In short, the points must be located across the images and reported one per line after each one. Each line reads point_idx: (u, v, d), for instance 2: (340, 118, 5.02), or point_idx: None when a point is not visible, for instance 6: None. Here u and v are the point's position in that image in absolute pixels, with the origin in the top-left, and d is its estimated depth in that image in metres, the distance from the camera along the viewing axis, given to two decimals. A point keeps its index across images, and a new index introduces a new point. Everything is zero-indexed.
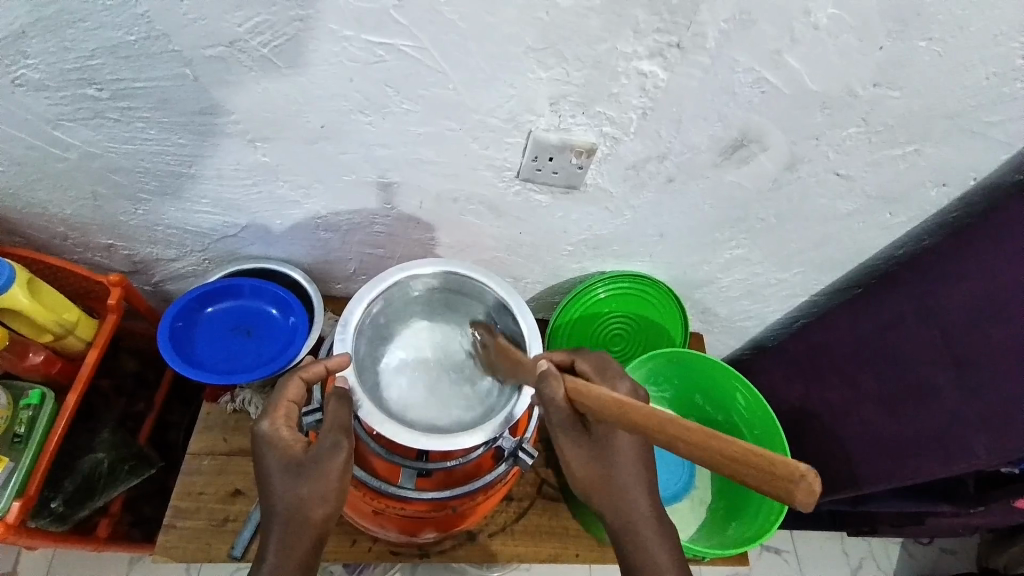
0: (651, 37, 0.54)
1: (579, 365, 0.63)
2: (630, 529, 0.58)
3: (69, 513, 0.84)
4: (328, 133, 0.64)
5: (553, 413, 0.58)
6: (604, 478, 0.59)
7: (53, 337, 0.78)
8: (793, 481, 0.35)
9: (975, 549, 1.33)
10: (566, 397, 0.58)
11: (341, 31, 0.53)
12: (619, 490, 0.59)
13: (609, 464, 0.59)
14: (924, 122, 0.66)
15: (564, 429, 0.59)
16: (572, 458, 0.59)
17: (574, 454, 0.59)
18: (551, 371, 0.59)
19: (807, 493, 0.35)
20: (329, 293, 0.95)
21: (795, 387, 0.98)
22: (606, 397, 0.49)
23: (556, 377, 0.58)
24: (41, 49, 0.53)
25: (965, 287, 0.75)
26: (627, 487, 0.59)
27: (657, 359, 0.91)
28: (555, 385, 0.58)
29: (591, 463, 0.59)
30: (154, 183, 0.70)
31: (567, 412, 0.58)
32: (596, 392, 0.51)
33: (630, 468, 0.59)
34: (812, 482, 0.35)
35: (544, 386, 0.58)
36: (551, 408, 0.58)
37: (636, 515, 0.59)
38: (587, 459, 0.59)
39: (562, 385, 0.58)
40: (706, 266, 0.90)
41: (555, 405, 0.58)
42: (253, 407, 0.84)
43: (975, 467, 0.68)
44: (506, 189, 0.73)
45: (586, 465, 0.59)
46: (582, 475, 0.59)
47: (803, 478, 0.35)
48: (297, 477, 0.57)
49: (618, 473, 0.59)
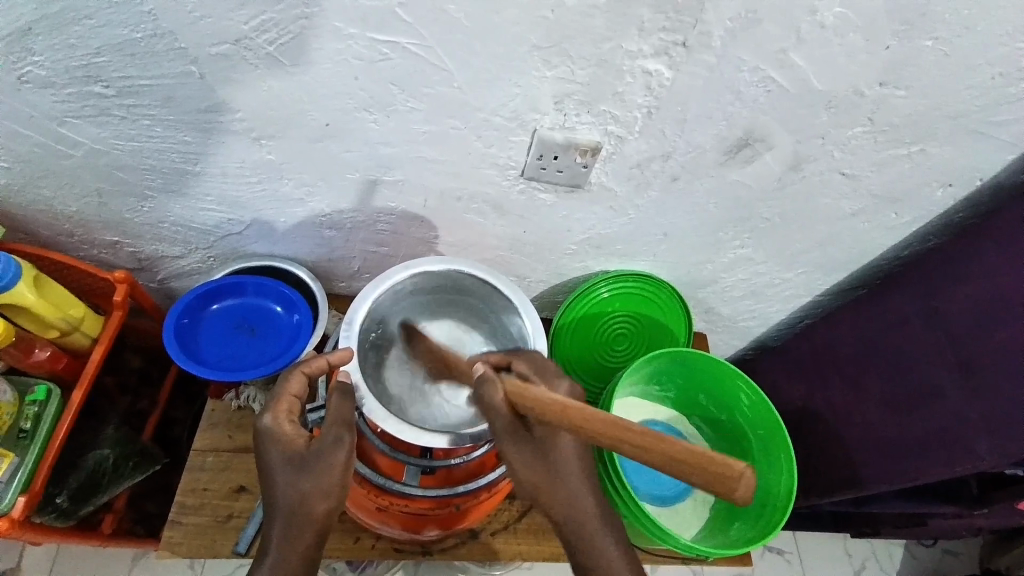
0: (655, 36, 0.54)
1: (516, 367, 0.65)
2: (579, 528, 0.60)
3: (73, 509, 0.85)
4: (333, 131, 0.64)
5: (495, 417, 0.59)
6: (549, 479, 0.60)
7: (58, 333, 0.78)
8: (733, 479, 0.42)
9: (978, 551, 1.33)
10: (505, 400, 0.59)
11: (347, 29, 0.53)
12: (565, 489, 0.60)
13: (552, 463, 0.60)
14: (929, 122, 0.66)
15: (506, 433, 0.59)
16: (516, 462, 0.60)
17: (518, 458, 0.59)
18: (488, 374, 0.60)
19: (747, 487, 0.42)
20: (332, 291, 0.96)
21: (798, 387, 0.98)
22: (549, 400, 0.51)
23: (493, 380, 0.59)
24: (48, 46, 0.54)
25: (972, 288, 0.74)
26: (573, 485, 0.60)
27: (661, 359, 0.90)
28: (493, 389, 0.59)
29: (534, 465, 0.60)
30: (159, 180, 0.70)
31: (508, 415, 0.59)
32: (535, 395, 0.53)
33: (574, 465, 0.61)
34: (749, 478, 0.42)
35: (483, 390, 0.60)
36: (492, 414, 0.59)
37: (583, 512, 0.60)
38: (530, 462, 0.60)
39: (501, 387, 0.59)
40: (710, 265, 0.90)
41: (495, 409, 0.59)
42: (257, 404, 0.85)
43: (978, 469, 0.68)
44: (510, 188, 0.73)
45: (529, 470, 0.60)
46: (527, 479, 0.60)
47: (741, 476, 0.42)
48: (301, 471, 0.57)
49: (562, 471, 0.60)
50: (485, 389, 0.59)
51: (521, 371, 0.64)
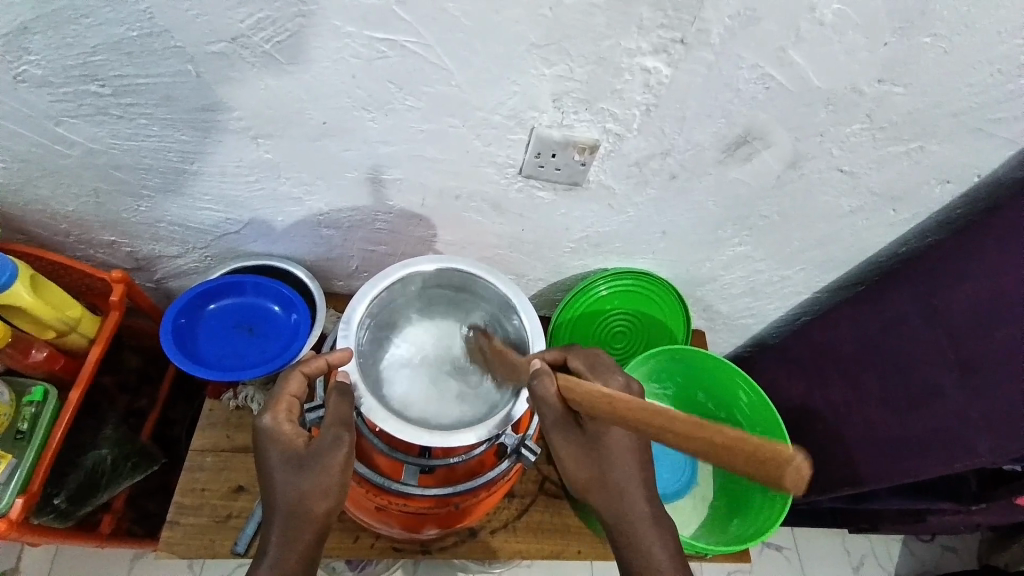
0: (655, 33, 0.54)
1: (571, 363, 0.64)
2: (625, 525, 0.60)
3: (72, 509, 0.84)
4: (331, 129, 0.64)
5: (547, 411, 0.58)
6: (598, 473, 0.60)
7: (56, 333, 0.78)
8: (781, 465, 0.33)
9: (976, 548, 1.33)
10: (558, 396, 0.57)
11: (345, 27, 0.52)
12: (613, 484, 0.60)
13: (603, 459, 0.60)
14: (930, 119, 0.66)
15: (557, 427, 0.59)
16: (566, 455, 0.60)
17: (569, 450, 0.60)
18: (542, 368, 0.58)
19: (798, 477, 0.33)
20: (331, 290, 0.96)
21: (798, 385, 0.98)
22: (597, 394, 0.49)
23: (547, 375, 0.57)
24: (44, 45, 0.53)
25: (971, 286, 0.74)
26: (623, 480, 0.60)
27: (659, 355, 0.91)
28: (547, 383, 0.57)
29: (584, 459, 0.60)
30: (156, 179, 0.70)
31: (560, 410, 0.58)
32: (586, 390, 0.51)
33: (627, 462, 0.60)
34: (799, 462, 0.33)
35: (535, 383, 0.58)
36: (544, 407, 0.58)
37: (631, 509, 0.60)
38: (580, 455, 0.60)
39: (554, 382, 0.57)
40: (709, 263, 0.90)
41: (547, 404, 0.58)
42: (256, 404, 0.85)
43: (976, 466, 0.68)
44: (508, 186, 0.73)
45: (580, 463, 0.60)
46: (575, 470, 0.61)
47: (789, 461, 0.33)
48: (299, 471, 0.57)
49: (613, 467, 0.60)
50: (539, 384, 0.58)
51: (576, 368, 0.63)
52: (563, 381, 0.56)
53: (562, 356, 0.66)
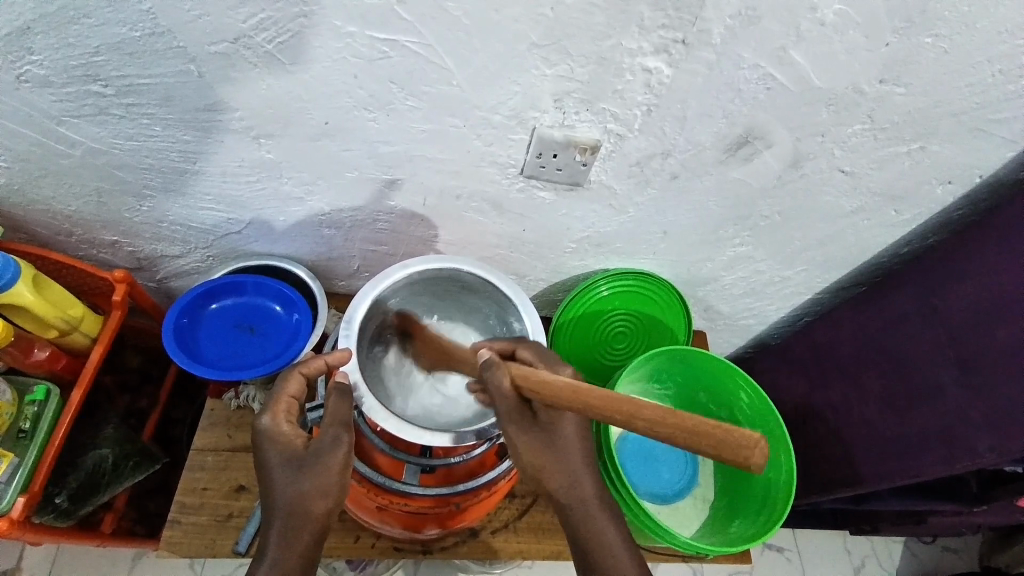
0: (656, 33, 0.54)
1: (520, 353, 0.66)
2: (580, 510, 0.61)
3: (74, 509, 0.84)
4: (332, 130, 0.64)
5: (501, 401, 0.60)
6: (552, 461, 0.61)
7: (57, 333, 0.78)
8: (751, 447, 0.43)
9: (977, 549, 1.33)
10: (512, 386, 0.59)
11: (346, 27, 0.53)
12: (566, 471, 0.61)
13: (557, 447, 0.61)
14: (931, 119, 0.66)
15: (510, 419, 0.60)
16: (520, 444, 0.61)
17: (523, 439, 0.60)
18: (494, 359, 0.61)
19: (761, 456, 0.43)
20: (332, 290, 0.96)
21: (799, 385, 0.98)
22: (558, 382, 0.53)
23: (500, 365, 0.60)
24: (46, 45, 0.54)
25: (971, 287, 0.74)
26: (574, 465, 0.62)
27: (661, 356, 0.91)
28: (499, 373, 0.59)
29: (538, 450, 0.61)
30: (158, 179, 0.70)
31: (513, 400, 0.60)
32: (546, 379, 0.54)
33: (577, 449, 0.62)
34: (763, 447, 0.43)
35: (489, 374, 0.60)
36: (498, 398, 0.60)
37: (583, 496, 0.61)
38: (532, 444, 0.61)
39: (507, 372, 0.59)
40: (710, 264, 0.90)
41: (501, 393, 0.60)
42: (257, 403, 0.85)
43: (978, 466, 0.68)
44: (509, 186, 0.73)
45: (534, 454, 0.61)
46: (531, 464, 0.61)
47: (757, 446, 0.43)
48: (299, 471, 0.57)
49: (565, 455, 0.62)
50: (494, 376, 0.59)
51: (525, 357, 0.65)
52: (518, 371, 0.58)
53: (510, 347, 0.68)
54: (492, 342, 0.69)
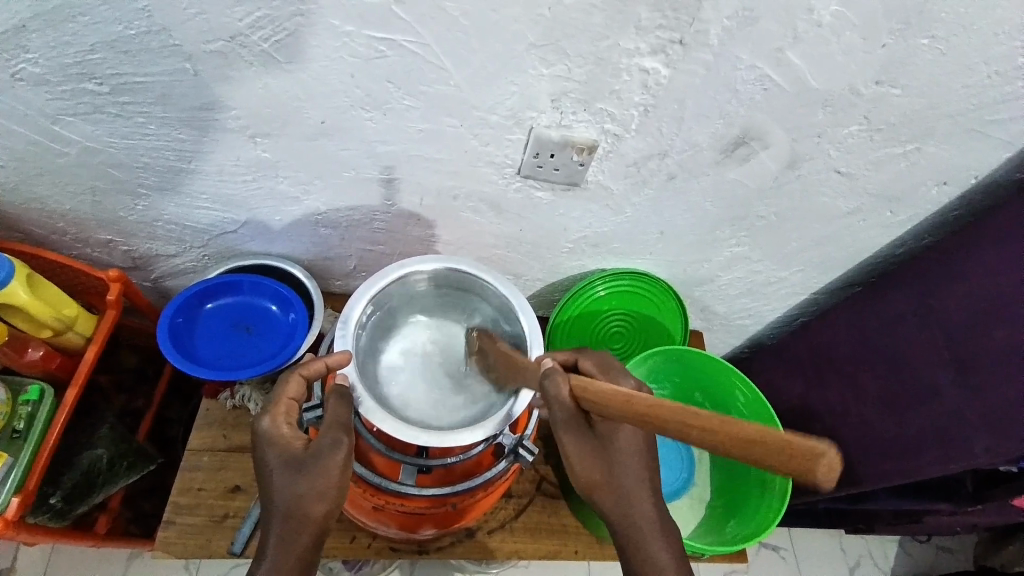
0: (653, 34, 0.54)
1: (580, 364, 0.64)
2: (629, 525, 0.59)
3: (68, 509, 0.84)
4: (329, 129, 0.63)
5: (557, 411, 0.57)
6: (606, 474, 0.60)
7: (52, 333, 0.78)
8: (813, 456, 0.35)
9: (971, 548, 1.33)
10: (571, 396, 0.57)
11: (344, 26, 0.52)
12: (619, 484, 0.60)
13: (611, 460, 0.60)
14: (926, 121, 0.66)
15: (568, 428, 0.58)
16: (574, 455, 0.59)
17: (574, 449, 0.59)
18: (553, 368, 0.58)
19: (828, 468, 0.35)
20: (329, 290, 0.96)
21: (795, 386, 0.99)
22: (613, 393, 0.49)
23: (560, 374, 0.57)
24: (41, 43, 0.53)
25: (966, 288, 0.75)
26: (628, 479, 0.60)
27: (656, 356, 0.92)
28: (559, 383, 0.57)
29: (592, 462, 0.59)
30: (153, 178, 0.70)
31: (572, 411, 0.57)
32: (601, 388, 0.51)
33: (633, 464, 0.60)
34: (831, 455, 0.35)
35: (547, 383, 0.58)
36: (555, 407, 0.57)
37: (635, 511, 0.60)
38: (586, 454, 0.59)
39: (567, 382, 0.57)
40: (707, 264, 0.90)
41: (560, 404, 0.57)
42: (253, 403, 0.84)
43: (974, 467, 0.68)
44: (507, 186, 0.73)
45: (586, 463, 0.59)
46: (584, 474, 0.60)
47: (821, 455, 0.35)
48: (297, 472, 0.56)
49: (619, 468, 0.60)
50: (551, 385, 0.57)
51: (586, 368, 0.64)
52: (575, 380, 0.56)
53: (572, 357, 0.66)
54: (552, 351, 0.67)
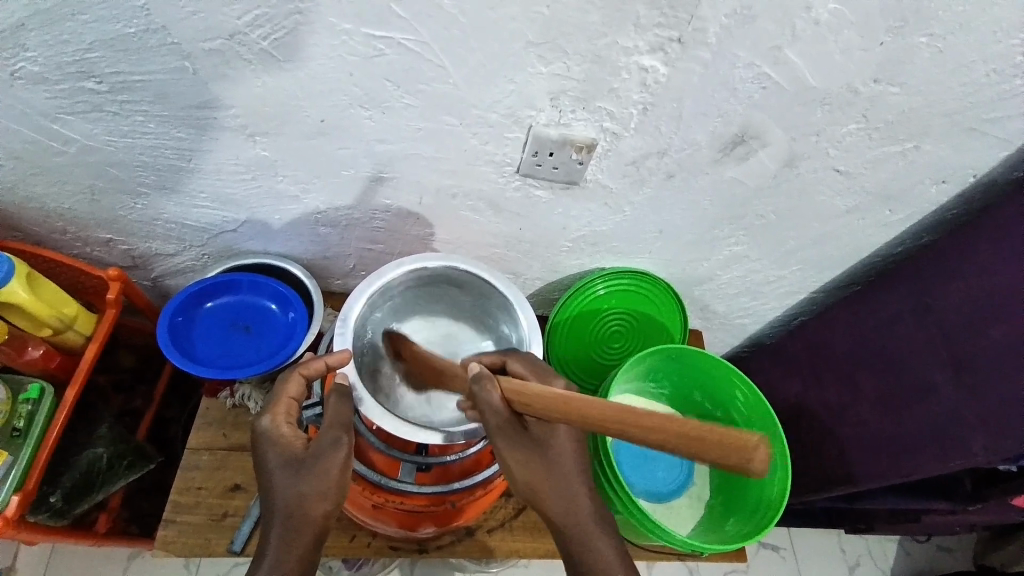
0: (651, 32, 0.54)
1: (510, 366, 0.64)
2: (571, 524, 0.60)
3: (67, 509, 0.83)
4: (328, 128, 0.64)
5: (491, 416, 0.57)
6: (547, 478, 0.60)
7: (52, 331, 0.78)
8: (747, 451, 0.38)
9: (971, 547, 1.33)
10: (502, 400, 0.57)
11: (341, 24, 0.52)
12: (559, 485, 0.60)
13: (550, 462, 0.60)
14: (924, 120, 0.66)
15: (501, 434, 0.58)
16: (513, 461, 0.59)
17: (513, 456, 0.59)
18: (483, 372, 0.59)
19: (760, 460, 0.38)
20: (328, 290, 0.96)
21: (793, 385, 0.99)
22: (551, 398, 0.50)
23: (490, 379, 0.57)
24: (40, 42, 0.53)
25: (963, 288, 0.75)
26: (566, 479, 0.60)
27: (656, 356, 0.91)
28: (489, 389, 0.57)
29: (530, 464, 0.59)
30: (152, 177, 0.70)
31: (504, 415, 0.58)
32: (536, 394, 0.52)
33: (570, 464, 0.61)
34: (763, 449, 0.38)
35: (479, 389, 0.58)
36: (488, 413, 0.58)
37: (577, 510, 0.60)
38: (523, 458, 0.59)
39: (498, 387, 0.57)
40: (705, 263, 0.91)
41: (492, 410, 0.57)
42: (253, 402, 0.84)
43: (971, 465, 0.68)
44: (505, 185, 0.73)
45: (525, 467, 0.59)
46: (523, 477, 0.60)
47: (756, 448, 0.38)
48: (298, 472, 0.57)
49: (557, 470, 0.60)
50: (482, 391, 0.57)
51: (517, 371, 0.63)
52: (507, 385, 0.56)
53: (500, 358, 0.66)
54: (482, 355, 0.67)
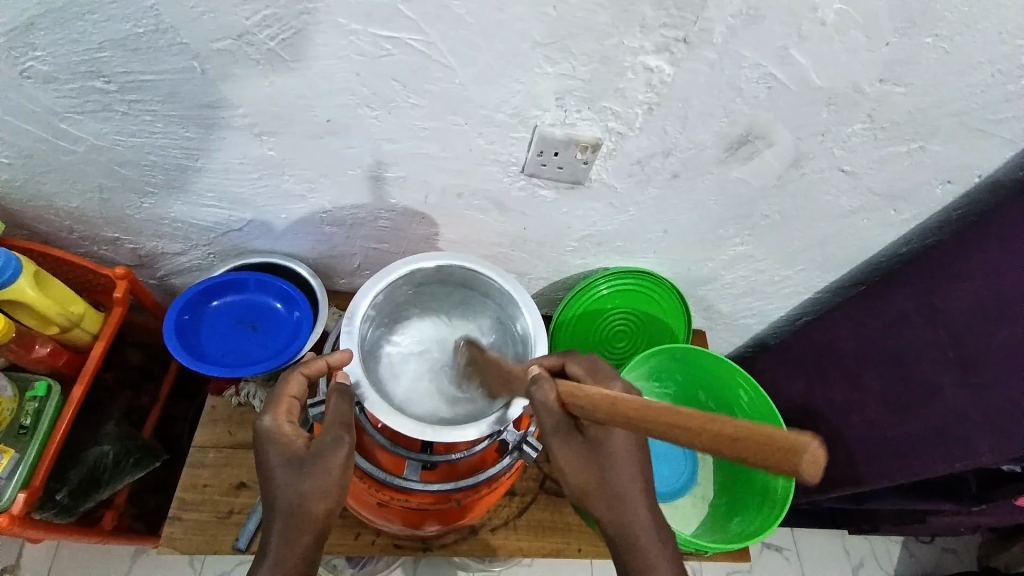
0: (658, 33, 0.54)
1: (569, 368, 0.63)
2: (628, 536, 0.57)
3: (74, 505, 0.85)
4: (335, 127, 0.64)
5: (546, 416, 0.57)
6: (602, 481, 0.57)
7: (59, 329, 0.78)
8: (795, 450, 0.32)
9: (974, 549, 1.33)
10: (558, 400, 0.56)
11: (349, 25, 0.53)
12: (614, 491, 0.57)
13: (604, 467, 0.57)
14: (931, 120, 0.66)
15: (557, 435, 0.57)
16: (568, 463, 0.57)
17: (568, 458, 0.57)
18: (541, 374, 0.58)
19: (811, 461, 0.32)
20: (334, 289, 0.96)
21: (798, 386, 0.99)
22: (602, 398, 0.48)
23: (547, 380, 0.57)
24: (49, 41, 0.54)
25: (969, 288, 0.75)
26: (624, 486, 0.57)
27: (660, 355, 0.92)
28: (547, 389, 0.57)
29: (587, 468, 0.57)
30: (160, 176, 0.70)
31: (561, 417, 0.57)
32: (589, 394, 0.51)
33: (627, 470, 0.57)
34: (814, 449, 0.32)
35: (535, 389, 0.57)
36: (543, 413, 0.57)
37: (632, 517, 0.57)
38: (580, 462, 0.57)
39: (553, 387, 0.57)
40: (710, 263, 0.91)
41: (547, 409, 0.57)
42: (258, 400, 0.85)
43: (977, 466, 0.68)
44: (511, 184, 0.73)
45: (582, 471, 0.57)
46: (579, 482, 0.58)
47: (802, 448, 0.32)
48: (298, 472, 0.56)
49: (613, 476, 0.57)
50: (538, 390, 0.57)
51: (574, 373, 0.62)
52: (563, 386, 0.55)
53: (560, 361, 0.64)
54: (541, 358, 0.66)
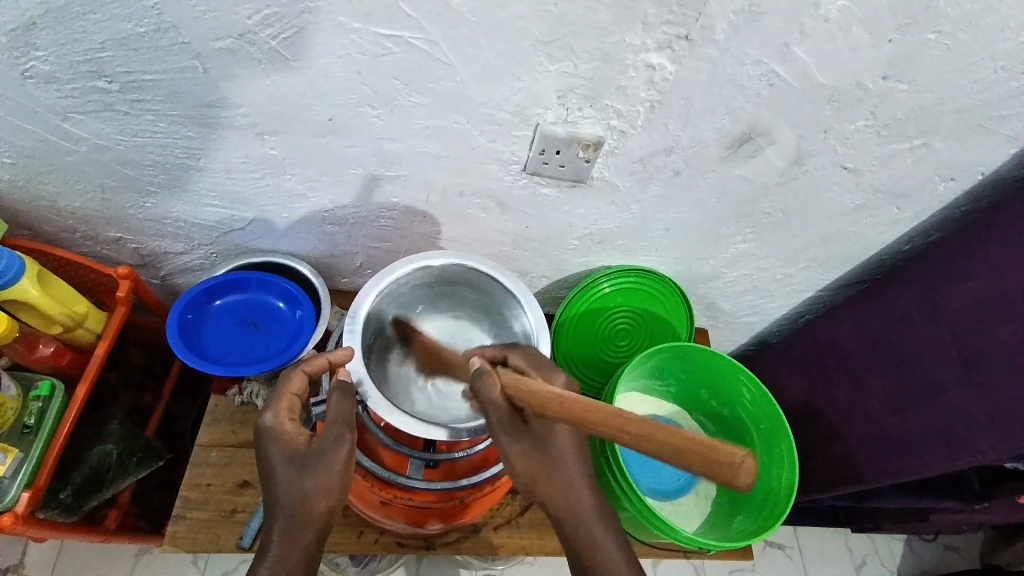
0: (660, 30, 0.54)
1: (512, 360, 0.65)
2: (576, 523, 0.59)
3: (77, 504, 0.85)
4: (336, 126, 0.64)
5: (490, 410, 0.59)
6: (548, 472, 0.59)
7: (62, 329, 0.78)
8: (736, 465, 0.40)
9: (977, 548, 1.33)
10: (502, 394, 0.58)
11: (350, 23, 0.53)
12: (561, 481, 0.59)
13: (549, 457, 0.59)
14: (934, 117, 0.66)
15: (501, 428, 0.59)
16: (514, 456, 0.59)
17: (514, 451, 0.59)
18: (484, 368, 0.60)
19: (748, 475, 0.39)
20: (335, 288, 0.96)
21: (800, 383, 0.99)
22: (546, 393, 0.51)
23: (489, 374, 0.59)
24: (51, 41, 0.54)
25: (972, 286, 0.75)
26: (570, 476, 0.60)
27: (663, 353, 0.92)
28: (488, 382, 0.59)
29: (532, 459, 0.59)
30: (162, 175, 0.70)
31: (505, 410, 0.59)
32: (533, 389, 0.52)
33: (571, 459, 0.60)
34: (750, 466, 0.39)
35: (480, 383, 0.59)
36: (488, 407, 0.59)
37: (577, 505, 0.59)
38: (526, 455, 0.59)
39: (496, 380, 0.59)
40: (712, 261, 0.91)
41: (491, 403, 0.59)
42: (260, 399, 0.85)
43: (980, 464, 0.68)
44: (512, 183, 0.73)
45: (529, 464, 0.59)
46: (525, 475, 0.59)
47: (742, 465, 0.39)
48: (301, 469, 0.57)
49: (558, 466, 0.59)
50: (482, 383, 0.59)
51: (517, 365, 0.65)
52: (505, 378, 0.58)
53: (503, 354, 0.67)
54: (484, 350, 0.69)
